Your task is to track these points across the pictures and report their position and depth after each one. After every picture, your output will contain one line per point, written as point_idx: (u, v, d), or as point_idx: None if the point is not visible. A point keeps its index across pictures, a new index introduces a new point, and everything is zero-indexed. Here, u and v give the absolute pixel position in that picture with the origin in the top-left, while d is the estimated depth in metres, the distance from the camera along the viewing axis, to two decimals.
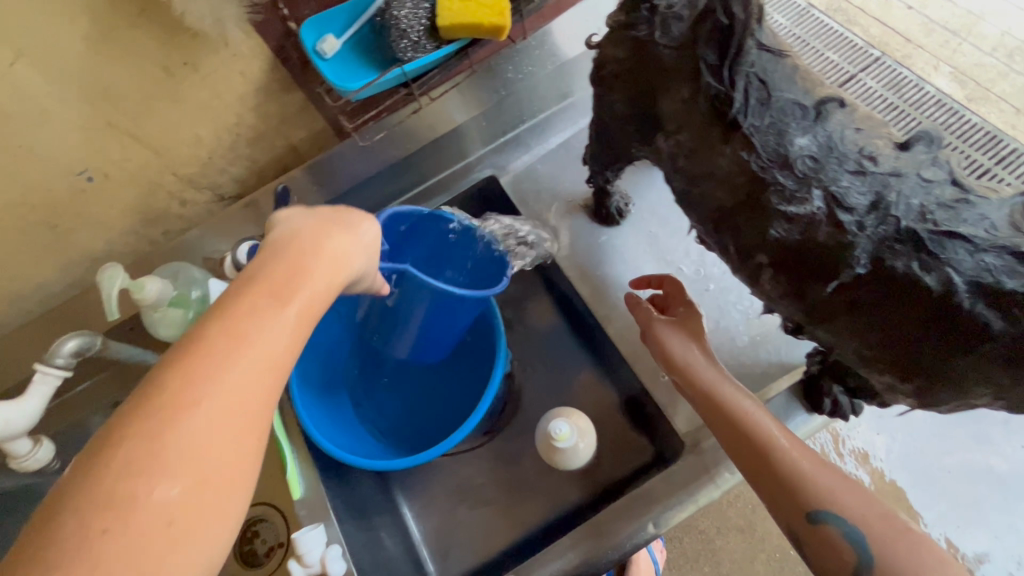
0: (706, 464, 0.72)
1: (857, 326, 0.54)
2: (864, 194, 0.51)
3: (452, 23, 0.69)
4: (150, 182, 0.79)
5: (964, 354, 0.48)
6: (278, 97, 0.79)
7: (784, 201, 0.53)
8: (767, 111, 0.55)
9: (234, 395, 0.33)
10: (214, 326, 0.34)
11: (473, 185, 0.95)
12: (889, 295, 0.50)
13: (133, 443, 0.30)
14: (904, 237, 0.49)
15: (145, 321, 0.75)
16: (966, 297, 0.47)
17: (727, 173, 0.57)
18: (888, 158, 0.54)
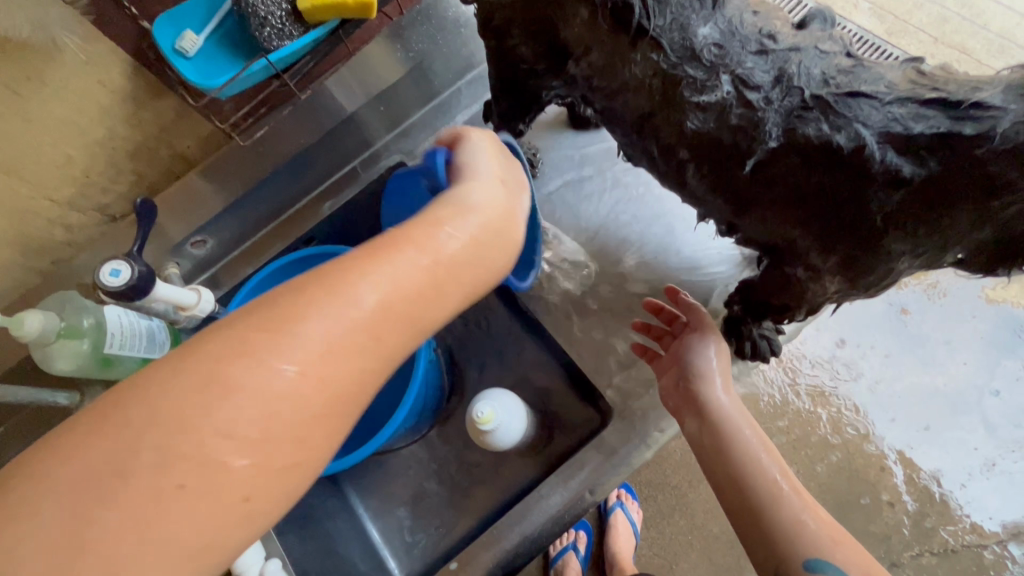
0: (636, 423, 0.73)
1: (778, 205, 0.51)
2: (768, 71, 0.48)
3: (315, 5, 0.66)
4: (22, 211, 0.73)
5: (879, 209, 0.45)
6: (149, 105, 0.74)
7: (695, 91, 0.49)
8: (666, 8, 0.50)
9: (337, 382, 0.35)
10: (347, 301, 0.36)
11: (380, 174, 0.91)
12: (806, 162, 0.47)
13: (229, 398, 0.31)
14: (811, 104, 0.46)
15: (40, 358, 0.71)
16: (876, 148, 0.43)
17: (642, 84, 0.53)
18: (787, 36, 0.50)
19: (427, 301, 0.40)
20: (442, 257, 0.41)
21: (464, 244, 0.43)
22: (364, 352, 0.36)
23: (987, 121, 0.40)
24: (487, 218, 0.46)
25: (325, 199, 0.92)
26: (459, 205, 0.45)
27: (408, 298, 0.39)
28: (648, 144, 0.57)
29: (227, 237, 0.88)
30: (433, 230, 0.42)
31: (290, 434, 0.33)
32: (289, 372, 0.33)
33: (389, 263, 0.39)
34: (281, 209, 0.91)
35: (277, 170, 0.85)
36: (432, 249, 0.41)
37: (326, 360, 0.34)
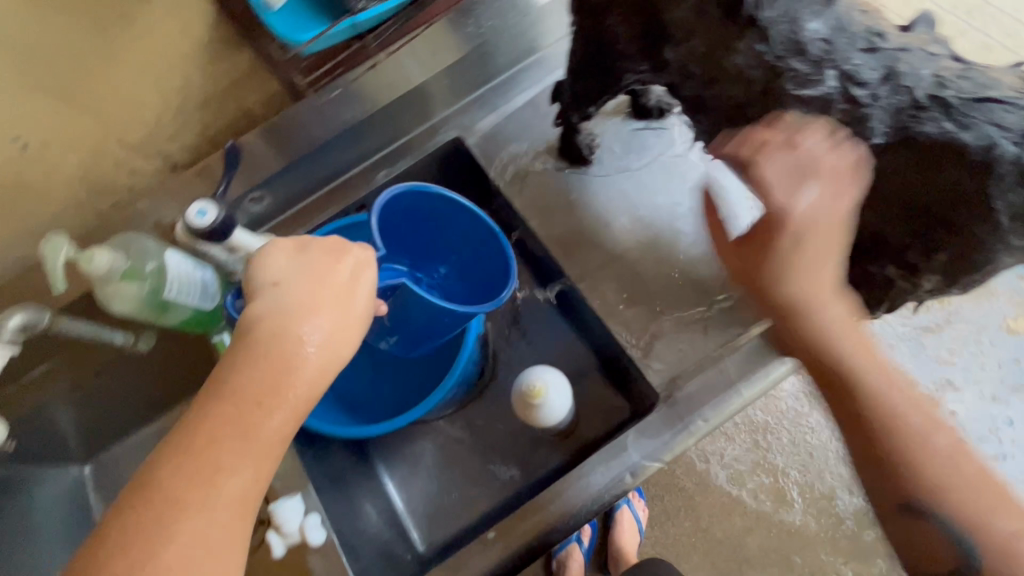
0: (678, 411, 0.73)
1: (878, 202, 0.56)
2: (876, 69, 0.51)
3: None
4: (93, 149, 0.74)
5: (982, 223, 0.50)
6: (225, 57, 0.77)
7: (799, 85, 0.53)
8: (777, 2, 0.53)
9: (265, 441, 0.49)
10: (235, 394, 0.49)
11: (437, 148, 0.92)
12: (910, 164, 0.52)
13: (197, 465, 0.46)
14: (924, 104, 0.49)
15: (98, 296, 0.71)
16: (1011, 149, 0.46)
17: (740, 75, 0.56)
18: (895, 37, 0.53)
19: (303, 367, 0.51)
20: (285, 347, 0.51)
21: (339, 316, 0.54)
22: (289, 407, 0.50)
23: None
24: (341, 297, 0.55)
25: (380, 168, 0.92)
26: (299, 288, 0.54)
27: (317, 368, 0.52)
28: (740, 135, 0.60)
29: (281, 196, 0.88)
30: (313, 322, 0.52)
31: (266, 459, 0.49)
32: (270, 421, 0.49)
33: (286, 360, 0.50)
34: (334, 174, 0.91)
35: (339, 134, 0.84)
36: (308, 339, 0.52)
37: (227, 436, 0.47)
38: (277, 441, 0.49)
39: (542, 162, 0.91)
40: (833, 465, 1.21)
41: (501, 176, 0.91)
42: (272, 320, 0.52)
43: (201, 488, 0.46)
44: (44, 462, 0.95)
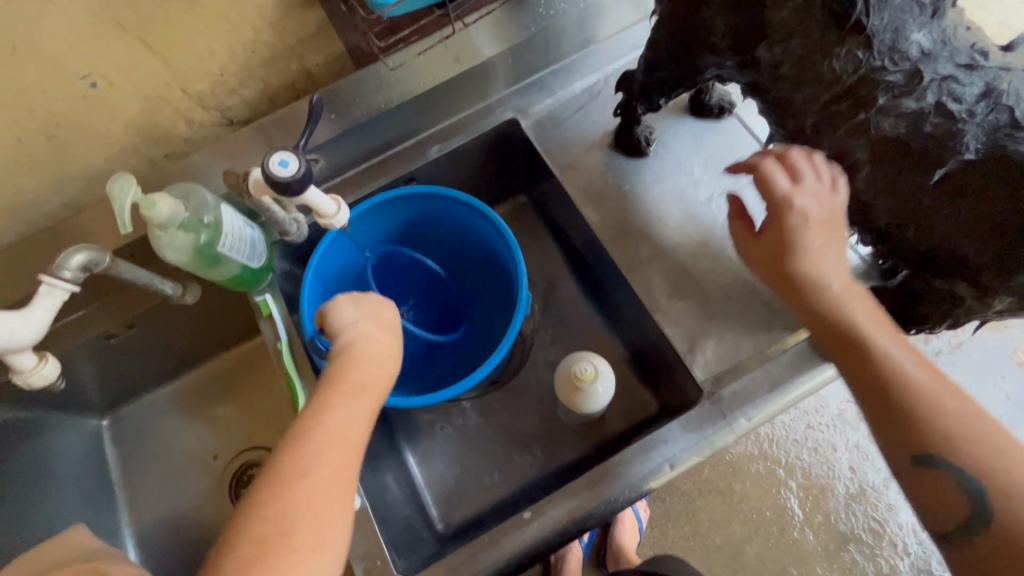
0: (720, 410, 0.73)
1: (960, 218, 0.55)
2: (977, 87, 0.53)
3: None
4: (156, 95, 0.74)
5: None
6: (297, 13, 0.75)
7: (893, 97, 0.55)
8: (885, 10, 0.54)
9: (344, 427, 0.56)
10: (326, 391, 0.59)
11: (492, 127, 0.92)
12: (1004, 181, 0.51)
13: (297, 445, 0.54)
14: (1021, 125, 0.51)
15: (152, 242, 0.70)
16: None
17: (837, 79, 0.57)
18: (997, 56, 0.55)
19: (358, 398, 0.59)
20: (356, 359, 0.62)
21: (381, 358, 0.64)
22: (364, 403, 0.59)
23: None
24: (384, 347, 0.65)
25: (434, 142, 0.92)
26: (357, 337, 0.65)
27: (366, 395, 0.60)
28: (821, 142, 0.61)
29: (334, 161, 0.88)
30: (362, 360, 0.62)
31: (346, 446, 0.55)
32: (331, 443, 0.54)
33: (357, 366, 0.61)
34: (387, 143, 0.90)
35: (399, 106, 0.84)
36: (365, 379, 0.61)
37: (318, 422, 0.55)
38: (354, 428, 0.57)
39: (596, 151, 0.91)
40: (842, 481, 1.22)
41: (556, 161, 0.91)
42: (349, 346, 0.64)
43: (277, 493, 0.50)
44: (64, 408, 0.94)
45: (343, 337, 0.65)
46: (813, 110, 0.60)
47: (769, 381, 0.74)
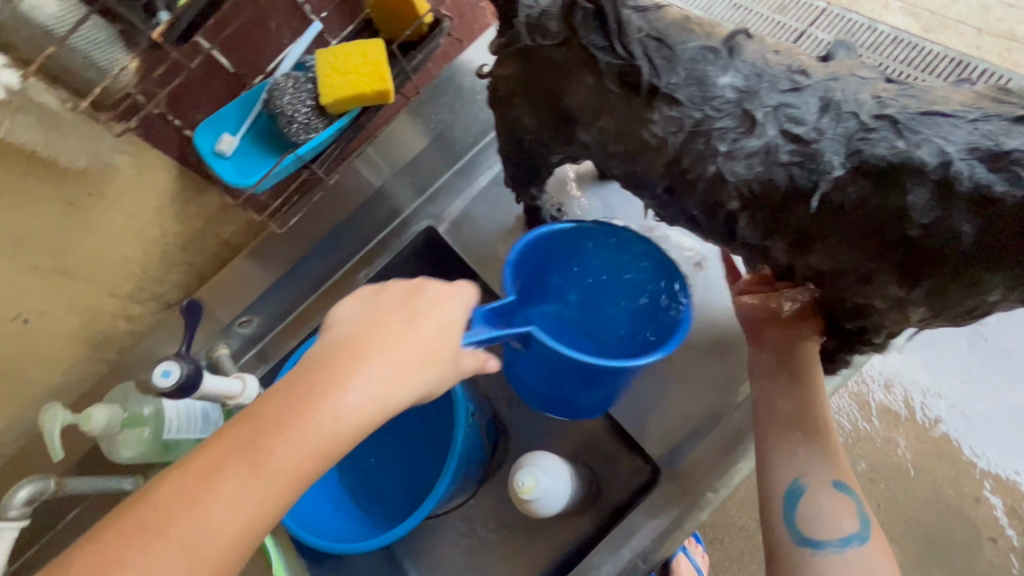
0: (686, 486, 0.70)
1: (847, 239, 0.48)
2: (814, 104, 0.47)
3: (335, 99, 0.69)
4: (88, 308, 0.80)
5: (957, 241, 0.43)
6: (196, 200, 0.80)
7: (728, 142, 0.49)
8: (678, 65, 0.50)
9: (286, 465, 0.44)
10: (268, 404, 0.46)
11: (411, 241, 0.94)
12: (876, 187, 0.45)
13: (226, 458, 0.44)
14: (875, 124, 0.45)
15: (106, 446, 0.75)
16: (963, 162, 0.42)
17: (662, 143, 0.53)
18: (818, 69, 0.50)
19: (305, 436, 0.45)
20: (325, 375, 0.47)
21: (374, 376, 0.47)
22: (307, 448, 0.45)
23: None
24: (398, 368, 0.48)
25: (361, 268, 0.95)
26: (373, 337, 0.49)
27: (321, 439, 0.45)
28: (687, 203, 0.56)
29: (269, 313, 0.92)
30: (342, 372, 0.47)
31: (273, 487, 0.44)
32: (251, 493, 0.44)
33: (336, 388, 0.46)
34: (319, 281, 0.94)
35: (314, 247, 0.89)
36: (329, 404, 0.45)
37: (271, 434, 0.45)
38: (293, 454, 0.44)
39: (510, 236, 0.93)
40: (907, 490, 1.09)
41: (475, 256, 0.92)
42: (344, 346, 0.49)
43: (185, 496, 0.43)
44: None
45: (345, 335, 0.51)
46: (660, 177, 0.56)
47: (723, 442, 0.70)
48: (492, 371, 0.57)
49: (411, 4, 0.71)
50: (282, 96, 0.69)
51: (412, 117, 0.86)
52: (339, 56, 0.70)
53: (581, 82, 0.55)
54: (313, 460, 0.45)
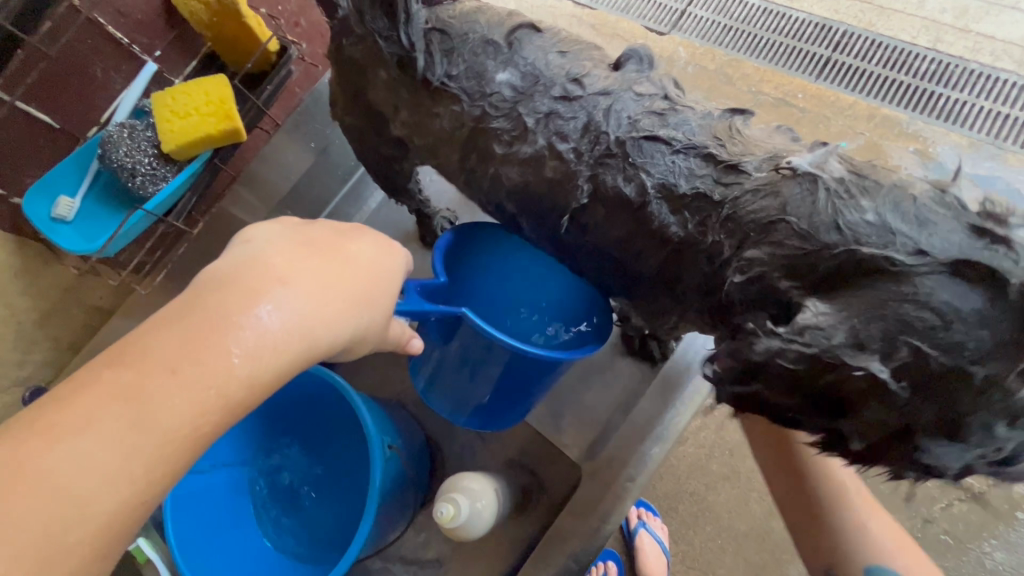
0: (604, 480, 0.73)
1: (592, 248, 0.53)
2: (575, 117, 0.49)
3: (179, 143, 0.67)
4: None
5: (664, 251, 0.48)
6: (47, 270, 0.72)
7: (504, 144, 0.52)
8: (458, 59, 0.52)
9: (108, 455, 0.30)
10: (111, 365, 0.32)
11: None
12: (608, 211, 0.49)
13: (25, 441, 0.29)
14: (614, 150, 0.48)
15: None
16: (655, 199, 0.46)
17: (451, 135, 0.55)
18: (598, 78, 0.51)
19: (174, 405, 0.32)
20: (234, 306, 0.34)
21: (292, 310, 0.36)
22: (157, 437, 0.31)
23: (732, 187, 0.44)
24: (320, 306, 0.37)
25: None
26: (288, 264, 0.38)
27: (206, 403, 0.33)
28: (478, 198, 0.59)
29: None
30: (240, 300, 0.35)
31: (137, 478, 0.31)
32: (79, 493, 0.29)
33: (241, 318, 0.34)
34: None
35: None
36: (212, 352, 0.33)
37: (114, 403, 0.31)
38: (140, 445, 0.31)
39: (415, 248, 0.86)
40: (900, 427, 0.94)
41: None
42: (247, 271, 0.36)
43: None
44: None
45: (276, 252, 0.38)
46: (457, 171, 0.58)
47: (637, 433, 0.74)
48: (414, 350, 0.49)
49: (252, 30, 0.72)
50: (117, 150, 0.65)
51: (295, 132, 0.81)
52: (178, 98, 0.67)
53: (392, 106, 0.57)
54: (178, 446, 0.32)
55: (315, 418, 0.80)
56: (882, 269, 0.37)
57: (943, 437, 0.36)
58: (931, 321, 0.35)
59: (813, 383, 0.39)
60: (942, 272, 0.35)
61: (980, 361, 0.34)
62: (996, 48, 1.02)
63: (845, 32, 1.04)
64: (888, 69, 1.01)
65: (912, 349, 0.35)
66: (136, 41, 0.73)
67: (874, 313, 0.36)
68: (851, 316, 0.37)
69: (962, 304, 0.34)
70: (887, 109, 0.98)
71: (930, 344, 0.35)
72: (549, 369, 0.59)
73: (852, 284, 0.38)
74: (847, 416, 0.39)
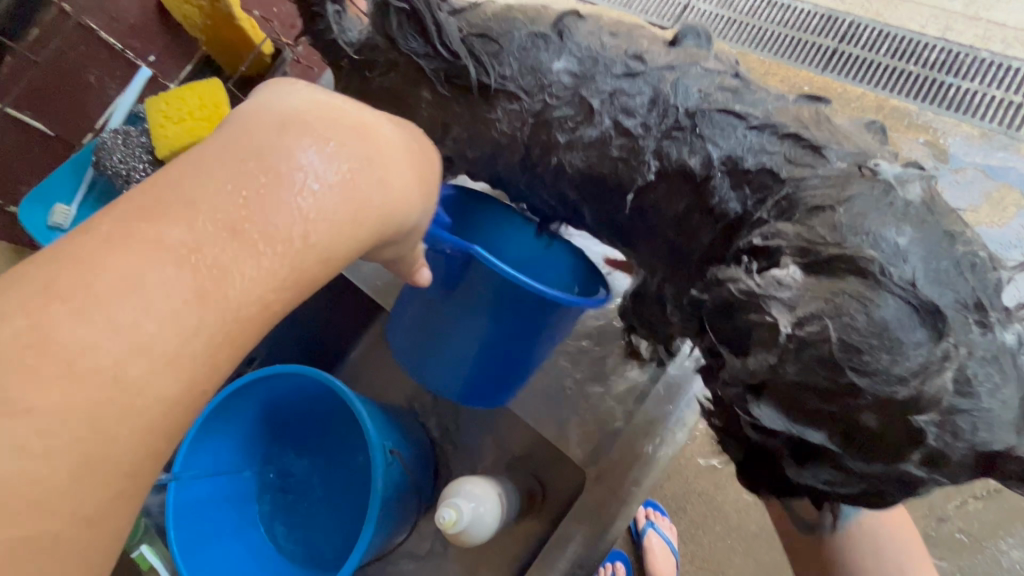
0: (612, 486, 0.72)
1: (645, 231, 0.49)
2: (644, 92, 0.45)
3: (170, 149, 0.65)
4: None
5: (718, 227, 0.44)
6: None
7: (567, 131, 0.48)
8: (507, 57, 0.49)
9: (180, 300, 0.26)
10: (172, 192, 0.28)
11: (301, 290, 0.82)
12: (670, 190, 0.45)
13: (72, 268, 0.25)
14: (683, 123, 0.44)
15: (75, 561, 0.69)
16: (720, 174, 0.43)
17: (512, 138, 0.51)
18: (658, 54, 0.47)
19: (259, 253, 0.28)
20: (312, 150, 0.31)
21: (337, 183, 0.31)
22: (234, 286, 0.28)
23: (801, 169, 0.41)
24: (364, 184, 0.32)
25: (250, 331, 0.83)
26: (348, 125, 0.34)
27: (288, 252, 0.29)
28: (541, 194, 0.54)
29: None
30: (310, 143, 0.31)
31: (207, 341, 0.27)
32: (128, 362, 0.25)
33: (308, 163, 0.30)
34: None
35: None
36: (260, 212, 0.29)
37: (190, 239, 0.27)
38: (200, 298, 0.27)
39: None
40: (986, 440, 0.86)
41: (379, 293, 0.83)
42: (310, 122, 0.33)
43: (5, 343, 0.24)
44: None
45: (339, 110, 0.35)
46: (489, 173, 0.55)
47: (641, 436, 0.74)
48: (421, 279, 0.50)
49: (247, 36, 0.71)
50: (112, 156, 0.65)
51: None
52: (172, 102, 0.66)
53: (440, 125, 0.53)
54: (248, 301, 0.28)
55: (318, 419, 0.80)
56: (862, 270, 0.34)
57: (784, 407, 0.36)
58: (865, 329, 0.32)
59: (741, 315, 0.38)
60: (908, 301, 0.33)
61: (862, 378, 0.33)
62: (1008, 36, 0.98)
63: (853, 23, 1.01)
64: (899, 60, 0.98)
65: (828, 334, 0.33)
66: (127, 45, 0.72)
67: (830, 293, 0.34)
68: (815, 292, 0.35)
69: (900, 332, 0.32)
70: (896, 101, 0.96)
71: (840, 339, 0.33)
72: (546, 315, 0.58)
73: (832, 271, 0.35)
74: (740, 358, 0.38)
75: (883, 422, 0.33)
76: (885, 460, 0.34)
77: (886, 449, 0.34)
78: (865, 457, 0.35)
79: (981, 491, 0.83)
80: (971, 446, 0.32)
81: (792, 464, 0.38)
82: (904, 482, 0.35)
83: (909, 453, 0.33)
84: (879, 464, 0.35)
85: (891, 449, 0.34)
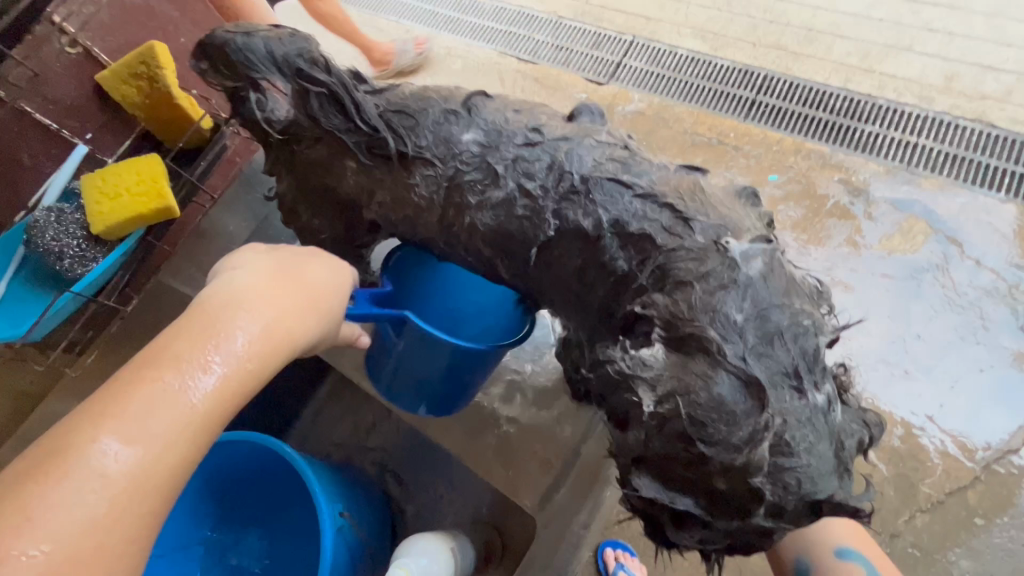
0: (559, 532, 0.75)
1: (556, 283, 0.52)
2: (543, 160, 0.50)
3: (104, 226, 0.67)
4: None
5: (610, 281, 0.49)
6: None
7: (477, 193, 0.52)
8: (423, 130, 0.54)
9: (151, 443, 0.35)
10: (134, 366, 0.37)
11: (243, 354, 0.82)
12: (569, 247, 0.50)
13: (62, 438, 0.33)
14: (578, 187, 0.49)
15: None
16: (610, 235, 0.48)
17: (430, 202, 0.54)
18: (555, 127, 0.53)
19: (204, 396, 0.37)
20: (235, 316, 0.40)
21: (262, 337, 0.40)
22: (187, 425, 0.36)
23: (675, 239, 0.46)
24: (278, 330, 0.41)
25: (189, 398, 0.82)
26: (258, 286, 0.43)
27: (230, 391, 0.38)
28: (460, 252, 0.57)
29: None
30: (231, 311, 0.40)
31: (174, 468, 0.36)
32: (112, 495, 0.33)
33: (229, 324, 0.40)
34: None
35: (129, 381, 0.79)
36: (199, 370, 0.37)
37: (155, 399, 0.35)
38: (164, 435, 0.35)
39: None
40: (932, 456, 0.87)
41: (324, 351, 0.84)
42: (230, 293, 0.42)
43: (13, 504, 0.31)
44: None
45: (255, 273, 0.44)
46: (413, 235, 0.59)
47: (586, 478, 0.77)
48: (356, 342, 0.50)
49: (182, 108, 0.74)
50: (44, 235, 0.66)
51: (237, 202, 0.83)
52: (107, 179, 0.68)
53: (367, 192, 0.57)
54: (202, 432, 0.37)
55: (258, 486, 0.77)
56: (706, 348, 0.41)
57: (658, 478, 0.42)
58: (706, 404, 0.40)
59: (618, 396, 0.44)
60: (737, 376, 0.40)
61: (709, 448, 0.39)
62: (899, 86, 1.09)
63: (767, 76, 1.13)
64: (808, 107, 1.10)
65: (679, 411, 0.40)
66: (64, 125, 0.74)
67: (680, 374, 0.41)
68: (671, 371, 0.41)
69: (734, 404, 0.39)
70: (812, 143, 1.07)
71: (688, 415, 0.40)
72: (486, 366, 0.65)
73: (686, 348, 0.42)
74: (622, 432, 0.45)
75: (730, 483, 0.39)
76: (738, 518, 0.40)
77: (736, 508, 0.40)
78: (719, 514, 0.40)
79: (925, 504, 0.85)
80: (799, 497, 0.39)
81: (672, 528, 0.42)
82: (761, 533, 0.40)
83: (755, 508, 0.39)
84: (734, 521, 0.40)
85: (742, 508, 0.40)
